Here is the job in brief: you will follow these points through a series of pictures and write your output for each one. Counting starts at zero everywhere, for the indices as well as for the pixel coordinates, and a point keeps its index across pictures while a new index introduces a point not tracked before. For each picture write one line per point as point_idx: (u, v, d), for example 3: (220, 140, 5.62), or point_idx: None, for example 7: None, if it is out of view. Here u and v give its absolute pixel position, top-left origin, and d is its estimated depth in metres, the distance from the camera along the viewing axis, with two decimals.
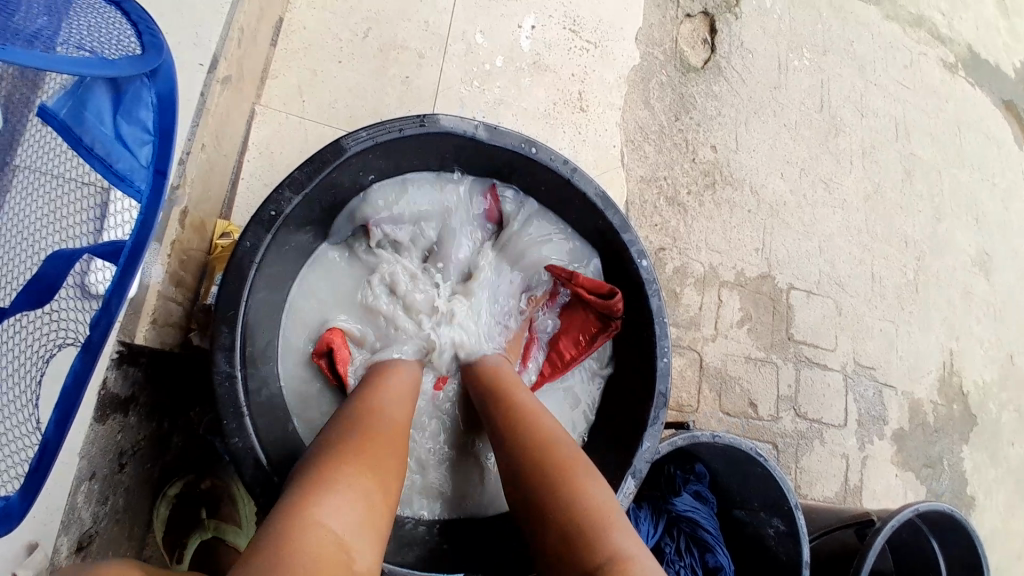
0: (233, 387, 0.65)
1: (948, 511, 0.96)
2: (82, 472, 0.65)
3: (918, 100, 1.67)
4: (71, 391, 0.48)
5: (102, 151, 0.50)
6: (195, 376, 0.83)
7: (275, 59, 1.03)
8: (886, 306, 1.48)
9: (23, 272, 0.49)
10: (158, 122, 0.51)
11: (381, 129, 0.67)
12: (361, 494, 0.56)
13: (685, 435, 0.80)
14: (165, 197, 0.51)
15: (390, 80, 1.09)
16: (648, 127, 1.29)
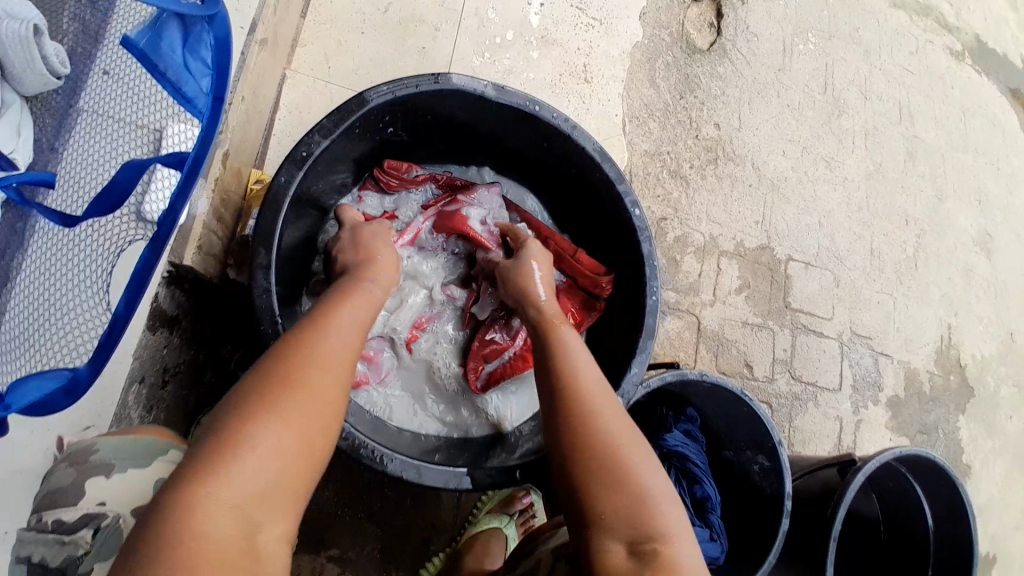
0: (270, 299, 0.69)
1: (927, 457, 1.03)
2: (133, 373, 0.73)
3: (923, 84, 1.71)
4: (140, 274, 0.50)
5: (174, 76, 0.54)
6: (229, 314, 0.91)
7: (306, 31, 1.13)
8: (884, 280, 1.53)
9: (94, 188, 0.58)
10: (216, 59, 0.55)
11: (401, 84, 0.74)
12: (269, 456, 0.51)
13: (674, 373, 0.88)
14: (221, 122, 0.55)
15: (409, 49, 1.18)
16: (652, 104, 1.36)
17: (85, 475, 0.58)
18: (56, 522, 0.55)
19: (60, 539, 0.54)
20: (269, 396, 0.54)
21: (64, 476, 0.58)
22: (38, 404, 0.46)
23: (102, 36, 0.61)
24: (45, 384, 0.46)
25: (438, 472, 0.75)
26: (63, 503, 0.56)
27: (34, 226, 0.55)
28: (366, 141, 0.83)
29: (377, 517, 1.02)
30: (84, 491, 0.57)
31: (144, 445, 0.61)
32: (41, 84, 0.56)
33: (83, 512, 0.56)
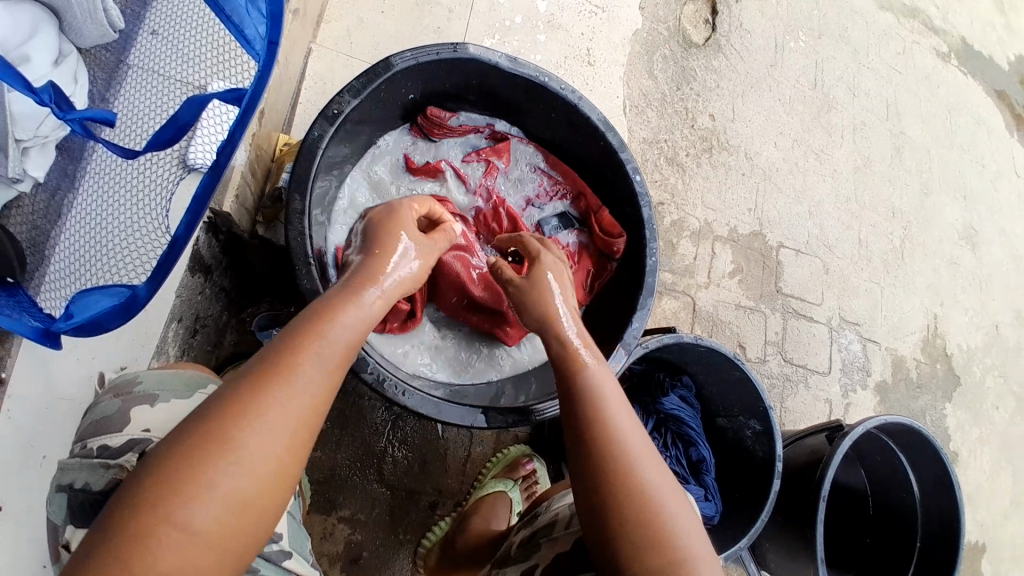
0: (304, 241, 0.71)
1: (907, 423, 1.07)
2: (173, 312, 0.79)
3: (909, 83, 1.77)
4: (199, 200, 0.54)
5: (235, 19, 0.53)
6: (254, 281, 0.98)
7: (329, 8, 1.18)
8: (872, 269, 1.59)
9: (148, 131, 0.68)
10: (271, 9, 0.53)
11: (423, 51, 0.79)
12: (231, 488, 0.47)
13: (671, 336, 0.93)
14: (277, 65, 0.54)
15: (425, 29, 1.23)
16: (650, 94, 1.42)
17: (130, 403, 0.62)
18: (101, 447, 0.58)
19: (106, 463, 0.56)
20: (235, 421, 0.49)
21: (109, 405, 0.62)
22: (94, 321, 0.53)
23: (151, 0, 0.72)
24: (105, 301, 0.55)
25: (455, 410, 0.79)
26: (107, 430, 0.59)
27: (86, 168, 0.65)
28: (391, 106, 0.87)
29: (384, 479, 1.07)
30: (128, 418, 0.60)
31: (182, 380, 0.67)
32: (100, 37, 0.68)
33: (129, 436, 0.59)
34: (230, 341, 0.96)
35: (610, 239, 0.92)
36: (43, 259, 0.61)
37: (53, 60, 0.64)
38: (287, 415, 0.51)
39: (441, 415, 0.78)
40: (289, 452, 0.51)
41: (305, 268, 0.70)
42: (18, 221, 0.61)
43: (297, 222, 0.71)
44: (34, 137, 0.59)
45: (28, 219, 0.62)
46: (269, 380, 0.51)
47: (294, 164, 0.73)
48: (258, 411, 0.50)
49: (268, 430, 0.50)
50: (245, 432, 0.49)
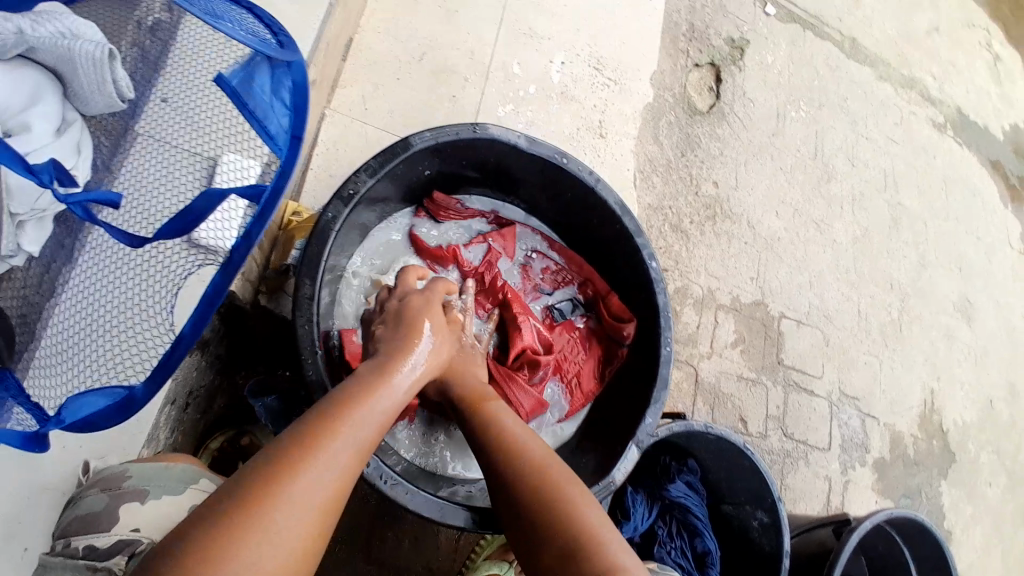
0: (312, 329, 0.70)
1: (908, 514, 1.04)
2: (168, 395, 0.80)
3: (906, 155, 1.79)
4: (211, 297, 0.53)
5: (260, 113, 0.56)
6: (250, 345, 0.97)
7: (346, 71, 1.17)
8: (871, 341, 1.57)
9: (161, 214, 0.66)
10: (294, 101, 0.57)
11: (442, 132, 0.77)
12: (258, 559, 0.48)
13: (681, 424, 0.90)
14: (299, 158, 0.56)
15: (440, 96, 1.22)
16: (656, 160, 1.42)
17: (120, 499, 0.63)
18: (86, 548, 0.61)
19: (93, 566, 0.60)
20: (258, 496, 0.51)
21: (98, 500, 0.63)
22: (88, 421, 0.52)
23: (161, 64, 0.71)
24: (99, 401, 0.53)
25: (458, 511, 0.80)
26: (96, 528, 0.62)
27: (83, 243, 0.66)
28: (408, 180, 0.86)
29: (373, 558, 1.06)
30: (117, 518, 0.63)
31: (176, 473, 0.69)
32: (108, 106, 0.66)
33: (118, 537, 0.62)
34: (220, 405, 0.96)
35: (620, 324, 0.92)
36: (32, 336, 0.62)
37: (56, 129, 0.61)
38: (307, 503, 0.53)
39: (445, 518, 0.78)
40: (305, 543, 0.52)
41: (312, 357, 0.69)
42: (9, 294, 0.63)
43: (306, 308, 0.70)
44: (30, 211, 0.59)
45: (18, 294, 0.63)
46: (288, 459, 0.54)
47: (306, 245, 0.71)
48: (281, 497, 0.52)
49: (290, 515, 0.51)
50: (270, 517, 0.50)
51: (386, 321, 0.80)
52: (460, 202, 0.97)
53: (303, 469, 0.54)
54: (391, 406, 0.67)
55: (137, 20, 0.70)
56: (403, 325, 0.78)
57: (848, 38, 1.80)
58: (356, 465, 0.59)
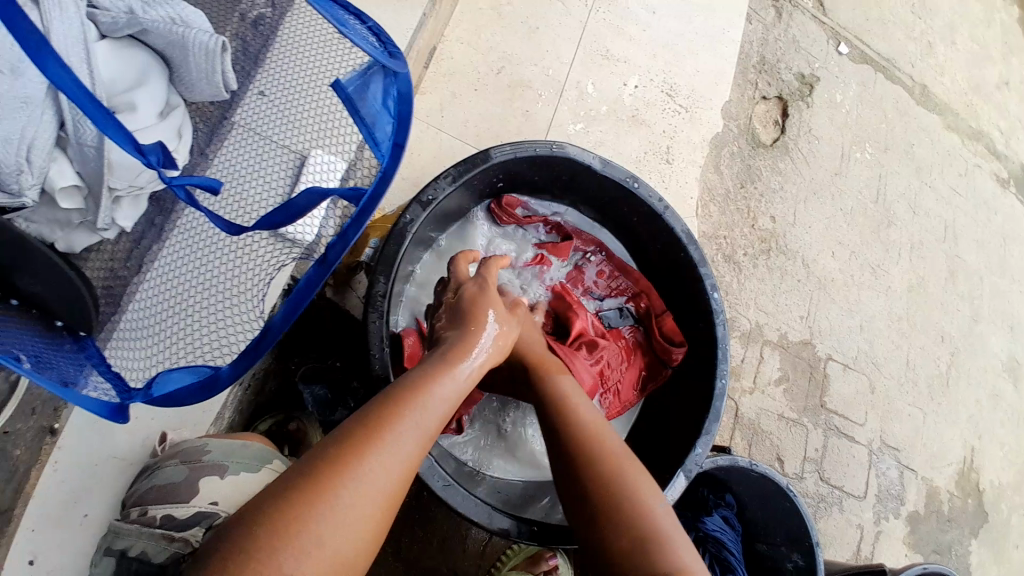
0: (382, 324, 0.73)
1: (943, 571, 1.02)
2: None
3: (968, 206, 1.74)
4: (303, 292, 0.57)
5: (368, 119, 0.60)
6: (307, 335, 1.01)
7: (425, 79, 1.20)
8: (917, 392, 1.53)
9: (254, 208, 0.69)
10: (398, 110, 0.59)
11: (521, 147, 0.79)
12: (324, 541, 0.51)
13: (726, 458, 0.90)
14: (399, 166, 0.58)
15: (514, 110, 1.24)
16: (715, 189, 1.42)
17: (200, 472, 0.70)
18: (164, 517, 0.66)
19: (169, 535, 0.64)
20: (326, 479, 0.53)
21: (179, 471, 0.70)
22: (169, 395, 0.55)
23: (261, 59, 0.74)
24: (184, 377, 0.58)
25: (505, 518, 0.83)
26: (174, 499, 0.68)
27: (174, 223, 0.70)
28: (480, 190, 0.88)
29: (401, 555, 1.08)
30: (197, 489, 0.69)
31: (252, 452, 0.76)
32: (213, 95, 0.69)
33: (196, 509, 0.67)
34: (271, 387, 0.99)
35: (670, 348, 0.93)
36: (117, 308, 0.67)
37: (160, 112, 0.65)
38: (373, 489, 0.55)
39: (491, 524, 0.82)
40: (373, 523, 0.54)
41: (379, 352, 0.72)
42: (98, 263, 0.68)
43: (379, 305, 0.73)
44: (127, 188, 0.65)
45: (105, 266, 0.69)
46: (355, 445, 0.56)
47: (384, 243, 0.75)
48: (349, 478, 0.54)
49: (358, 500, 0.54)
50: (337, 497, 0.53)
51: (445, 316, 0.82)
52: (524, 207, 0.98)
53: (372, 451, 0.56)
54: (455, 396, 0.68)
55: (243, 15, 0.76)
56: (465, 318, 0.79)
57: (920, 84, 1.76)
58: (421, 451, 0.61)
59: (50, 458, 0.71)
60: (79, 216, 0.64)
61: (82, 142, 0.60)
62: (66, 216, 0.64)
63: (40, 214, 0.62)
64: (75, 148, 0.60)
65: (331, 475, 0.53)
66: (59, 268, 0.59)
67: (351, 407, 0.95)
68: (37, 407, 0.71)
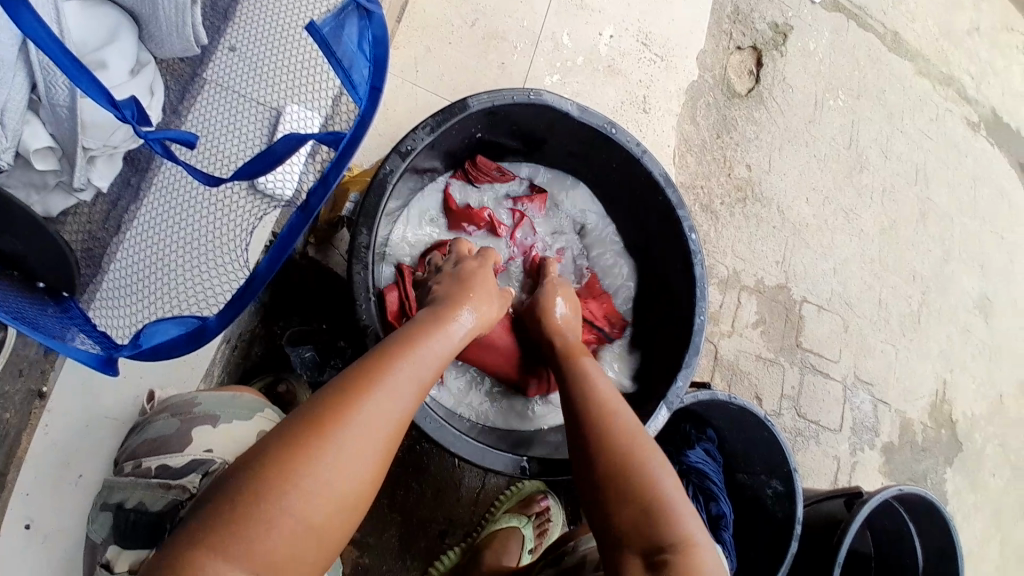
0: (366, 276, 0.74)
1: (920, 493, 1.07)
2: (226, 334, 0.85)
3: (939, 150, 1.78)
4: (286, 237, 0.56)
5: (345, 62, 0.57)
6: (289, 296, 1.02)
7: (399, 34, 1.19)
8: (889, 330, 1.59)
9: (230, 161, 0.69)
10: (374, 53, 0.56)
11: (499, 95, 0.80)
12: (330, 483, 0.55)
13: (706, 393, 0.95)
14: (378, 111, 0.55)
15: (489, 63, 1.24)
16: (692, 140, 1.44)
17: (191, 424, 0.72)
18: (159, 467, 0.69)
19: (166, 485, 0.66)
20: (332, 425, 0.57)
21: (170, 425, 0.72)
22: (160, 348, 0.55)
23: (230, 16, 0.73)
24: (172, 330, 0.57)
25: (496, 458, 0.86)
26: (167, 450, 0.70)
27: (150, 181, 0.71)
28: (459, 144, 0.90)
29: (397, 504, 1.12)
30: (190, 440, 0.71)
31: (241, 403, 0.77)
32: (183, 49, 0.69)
33: (191, 457, 0.70)
34: (258, 352, 1.01)
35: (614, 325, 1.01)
36: (99, 269, 0.68)
37: (131, 70, 0.65)
38: (376, 438, 0.58)
39: (484, 462, 0.85)
40: (372, 468, 0.58)
41: (365, 301, 0.73)
42: (75, 228, 0.68)
43: (363, 256, 0.74)
44: (102, 147, 0.65)
45: (83, 228, 0.68)
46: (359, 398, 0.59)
47: (363, 197, 0.75)
48: (345, 429, 0.57)
49: (361, 447, 0.57)
50: (341, 441, 0.56)
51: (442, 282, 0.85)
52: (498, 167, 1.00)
53: (366, 402, 0.59)
54: (445, 350, 0.71)
55: None
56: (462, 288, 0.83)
57: (892, 30, 1.78)
58: (414, 399, 0.64)
59: (40, 421, 0.74)
60: (55, 177, 0.64)
61: (54, 103, 0.60)
62: (42, 178, 0.63)
63: (16, 178, 0.62)
64: (48, 109, 0.60)
65: (327, 426, 0.56)
66: (41, 229, 0.59)
67: (340, 366, 0.98)
68: (24, 368, 0.72)
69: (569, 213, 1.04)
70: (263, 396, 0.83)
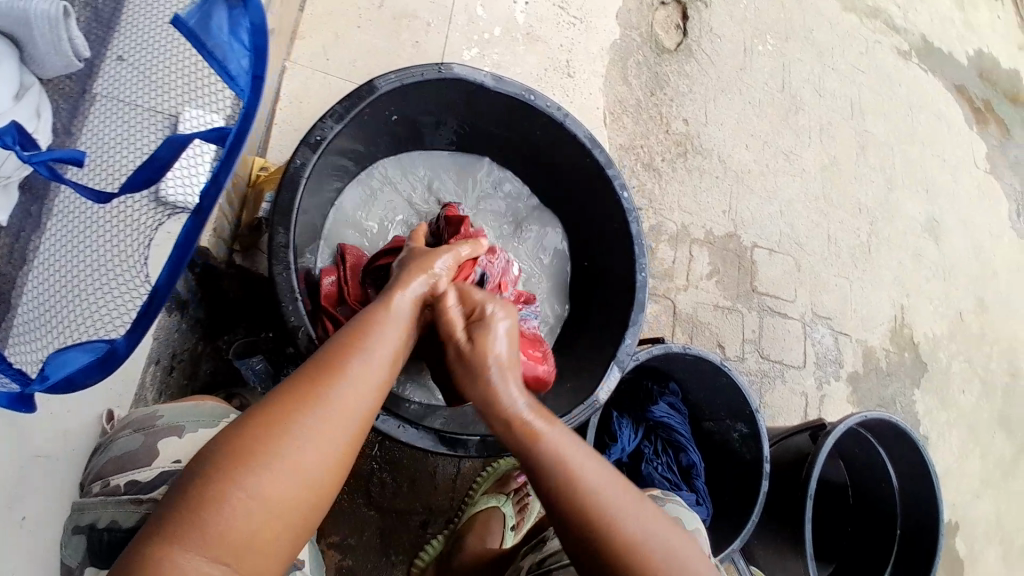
0: (290, 275, 0.72)
1: (884, 417, 1.07)
2: (152, 354, 0.82)
3: (872, 82, 1.81)
4: (182, 245, 0.54)
5: (219, 55, 0.54)
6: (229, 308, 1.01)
7: (303, 23, 1.16)
8: (841, 264, 1.62)
9: (122, 170, 0.64)
10: (254, 42, 0.55)
11: (407, 73, 0.79)
12: (289, 472, 0.55)
13: (660, 347, 0.96)
14: (262, 100, 0.55)
15: (403, 43, 1.22)
16: (626, 100, 1.44)
17: (156, 436, 0.69)
18: (129, 483, 0.65)
19: (137, 498, 0.63)
20: (295, 413, 0.57)
21: (133, 441, 0.68)
22: (69, 378, 0.53)
23: (114, 24, 0.70)
24: (82, 356, 0.54)
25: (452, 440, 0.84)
26: (135, 465, 0.66)
27: (52, 207, 0.62)
28: (376, 129, 0.88)
29: (374, 502, 1.11)
30: (156, 452, 0.68)
31: (203, 410, 0.75)
32: (65, 67, 0.66)
33: (159, 469, 0.66)
34: (207, 369, 0.99)
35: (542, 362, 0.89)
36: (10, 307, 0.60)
37: (15, 94, 0.62)
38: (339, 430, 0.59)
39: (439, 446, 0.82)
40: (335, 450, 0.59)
41: (292, 303, 0.72)
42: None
43: (283, 256, 0.72)
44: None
45: None
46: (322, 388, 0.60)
47: (277, 196, 0.73)
48: (310, 413, 0.58)
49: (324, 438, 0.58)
50: (300, 431, 0.57)
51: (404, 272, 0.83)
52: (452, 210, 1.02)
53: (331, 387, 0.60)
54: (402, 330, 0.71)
55: None
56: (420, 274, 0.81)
57: None
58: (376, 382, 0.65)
59: None
60: None
61: None
62: None
63: None
64: None
65: (293, 411, 0.57)
66: None
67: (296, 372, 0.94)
68: None
69: (501, 194, 1.06)
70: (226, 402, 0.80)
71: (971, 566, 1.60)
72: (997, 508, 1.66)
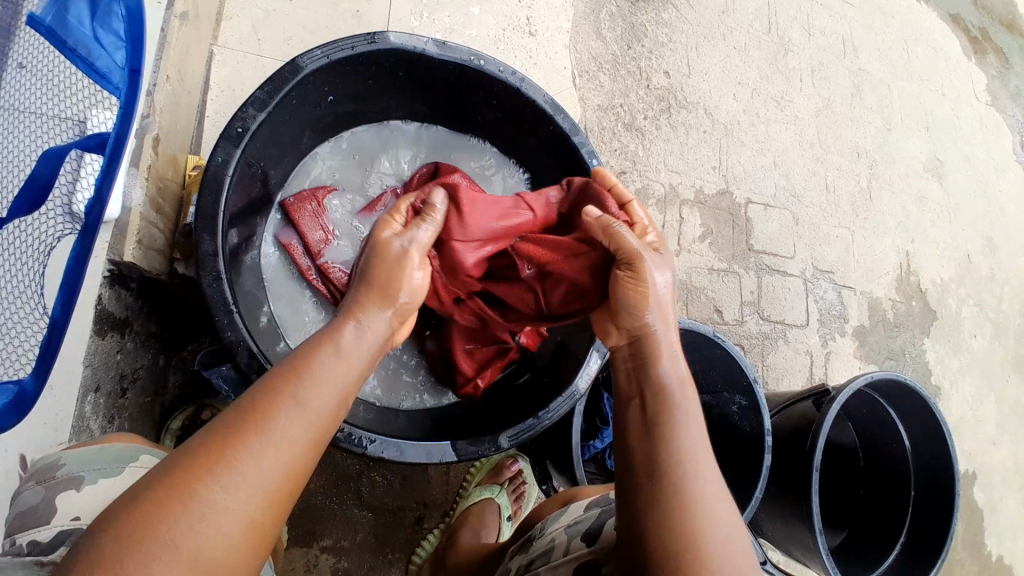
0: (221, 286, 0.69)
1: (896, 378, 1.01)
2: (87, 382, 0.75)
3: (863, 17, 1.70)
4: (73, 272, 0.50)
5: (84, 51, 0.52)
6: (184, 317, 0.95)
7: (229, 3, 1.08)
8: (840, 213, 1.53)
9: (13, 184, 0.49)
10: (129, 31, 0.54)
11: (335, 47, 0.75)
12: (212, 526, 0.46)
13: None
14: (141, 95, 0.53)
15: (343, 13, 1.14)
16: (600, 57, 1.35)
17: (54, 490, 0.60)
18: (30, 543, 0.57)
19: (38, 561, 0.55)
20: (226, 457, 0.48)
21: (34, 494, 0.60)
22: None
23: None
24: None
25: (421, 449, 0.77)
26: (37, 521, 0.58)
27: None
28: (314, 114, 0.83)
29: (366, 503, 1.07)
30: (55, 508, 0.59)
31: (110, 454, 0.65)
32: None
33: (59, 528, 0.58)
34: (176, 381, 0.95)
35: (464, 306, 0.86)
36: None
37: None
38: (268, 473, 0.49)
39: (405, 457, 0.76)
40: (286, 488, 0.50)
41: (227, 317, 0.68)
42: None
43: (210, 264, 0.68)
44: None
45: None
46: (256, 423, 0.50)
47: (198, 197, 0.69)
48: (262, 443, 0.49)
49: (248, 482, 0.48)
50: (222, 480, 0.47)
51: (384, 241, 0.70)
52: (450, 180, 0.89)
53: (279, 414, 0.51)
54: (373, 348, 0.61)
55: None
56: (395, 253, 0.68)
57: None
58: (339, 407, 0.56)
59: None
60: None
61: None
62: None
63: None
64: None
65: (239, 441, 0.49)
66: None
67: None
68: None
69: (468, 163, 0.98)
70: (142, 438, 0.71)
71: (990, 516, 1.55)
72: (1015, 453, 1.60)
